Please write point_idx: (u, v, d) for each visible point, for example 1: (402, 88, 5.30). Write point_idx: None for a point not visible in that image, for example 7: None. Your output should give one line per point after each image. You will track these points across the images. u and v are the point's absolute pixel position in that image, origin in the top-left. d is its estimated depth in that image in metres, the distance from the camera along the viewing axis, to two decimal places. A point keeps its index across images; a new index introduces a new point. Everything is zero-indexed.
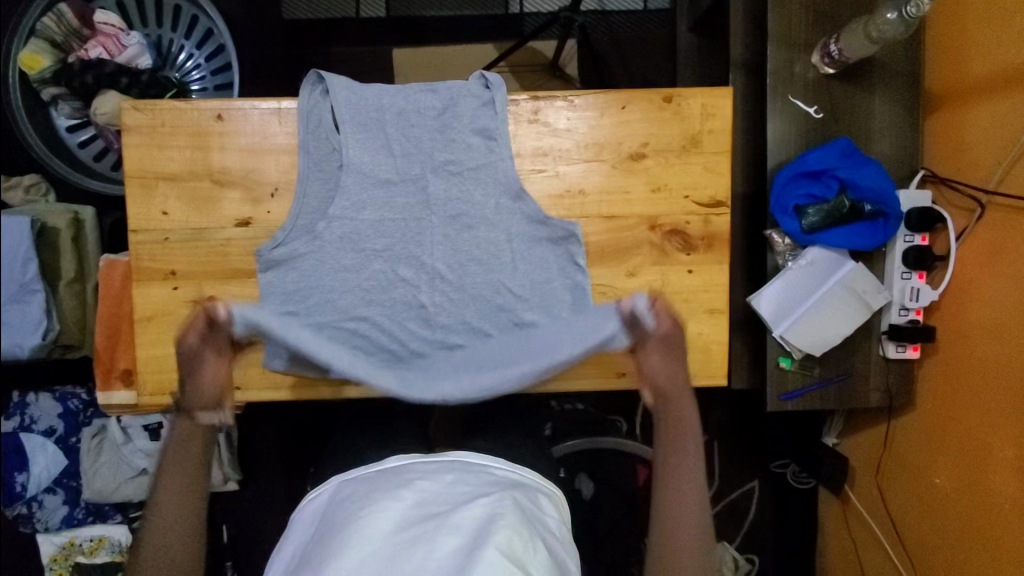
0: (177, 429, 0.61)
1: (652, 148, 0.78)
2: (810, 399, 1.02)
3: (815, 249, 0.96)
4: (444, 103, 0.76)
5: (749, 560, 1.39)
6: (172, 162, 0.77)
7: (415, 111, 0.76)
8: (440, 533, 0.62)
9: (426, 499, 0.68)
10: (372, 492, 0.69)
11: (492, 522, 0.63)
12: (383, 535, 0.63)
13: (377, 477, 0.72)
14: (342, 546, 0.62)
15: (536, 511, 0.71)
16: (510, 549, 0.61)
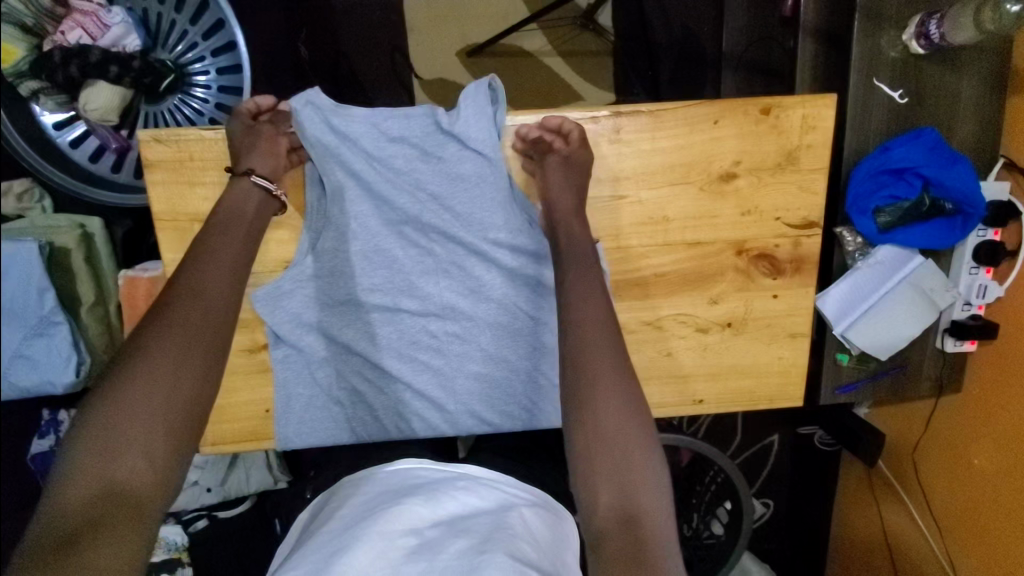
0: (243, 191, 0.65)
1: (745, 166, 0.70)
2: (863, 391, 1.02)
3: (887, 247, 0.92)
4: (467, 161, 0.70)
5: (765, 504, 1.55)
6: (207, 202, 0.68)
7: (438, 166, 0.70)
8: (448, 537, 0.59)
9: (435, 500, 0.64)
10: (387, 494, 0.65)
11: (501, 527, 0.61)
12: (394, 534, 0.59)
13: (387, 478, 0.69)
14: (354, 544, 0.58)
15: (549, 530, 0.66)
16: (523, 556, 0.57)
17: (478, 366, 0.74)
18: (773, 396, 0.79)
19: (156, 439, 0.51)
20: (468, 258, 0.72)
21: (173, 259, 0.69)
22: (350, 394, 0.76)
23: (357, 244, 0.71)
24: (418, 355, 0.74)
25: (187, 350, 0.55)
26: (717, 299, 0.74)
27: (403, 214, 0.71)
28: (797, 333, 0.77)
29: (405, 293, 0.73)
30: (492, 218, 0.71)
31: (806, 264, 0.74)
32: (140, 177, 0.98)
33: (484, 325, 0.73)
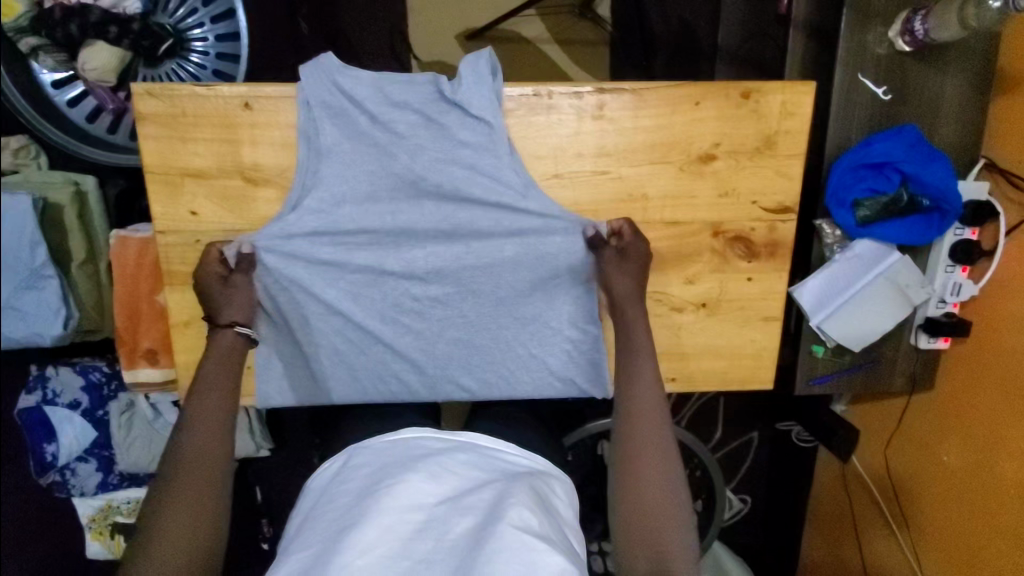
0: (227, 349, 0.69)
1: (724, 148, 0.72)
2: (837, 383, 1.04)
3: (865, 241, 0.93)
4: (450, 122, 0.69)
5: (743, 500, 1.56)
6: (198, 157, 0.69)
7: (424, 127, 0.69)
8: (454, 515, 0.62)
9: (438, 475, 0.66)
10: (392, 466, 0.67)
11: (504, 498, 0.63)
12: (400, 508, 0.61)
13: (390, 450, 0.70)
14: (364, 517, 0.60)
15: (549, 495, 0.68)
16: (526, 525, 0.60)
17: (459, 331, 0.76)
18: (744, 378, 0.80)
19: (197, 532, 0.56)
20: (455, 225, 0.72)
21: (161, 212, 0.70)
22: (329, 354, 0.76)
23: (345, 206, 0.70)
24: (401, 319, 0.75)
25: (210, 452, 0.61)
26: (693, 279, 0.76)
27: (393, 176, 0.71)
28: (769, 317, 0.79)
29: (392, 256, 0.73)
30: (475, 186, 0.71)
31: (781, 249, 0.76)
32: (134, 140, 0.99)
33: (467, 292, 0.75)
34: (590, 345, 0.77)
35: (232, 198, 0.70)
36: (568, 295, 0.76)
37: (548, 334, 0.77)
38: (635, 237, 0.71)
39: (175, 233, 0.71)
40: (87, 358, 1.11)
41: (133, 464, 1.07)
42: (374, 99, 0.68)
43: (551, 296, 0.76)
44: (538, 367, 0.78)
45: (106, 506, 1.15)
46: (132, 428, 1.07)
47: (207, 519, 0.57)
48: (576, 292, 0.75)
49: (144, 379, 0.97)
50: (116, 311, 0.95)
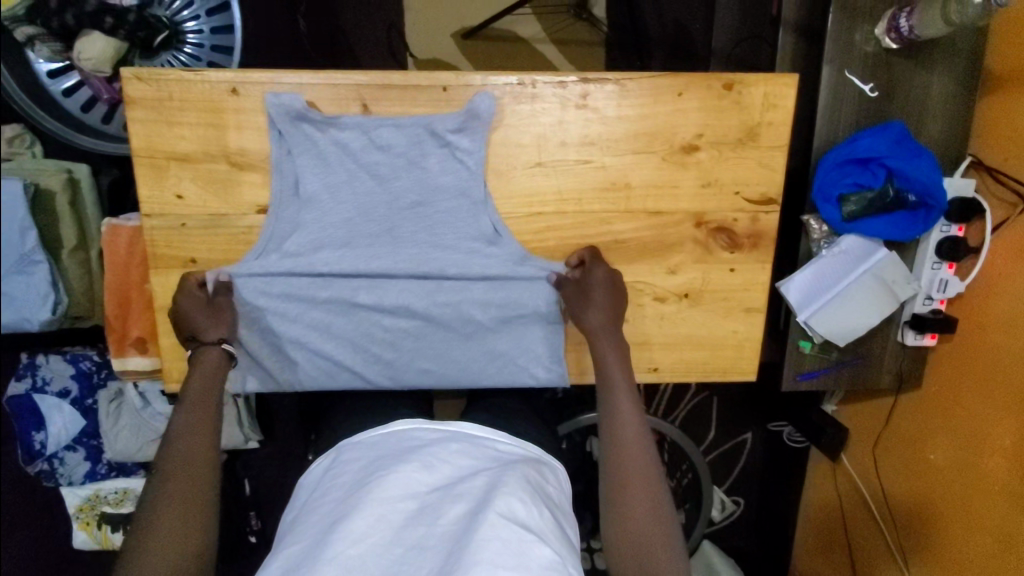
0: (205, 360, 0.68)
1: (707, 139, 0.72)
2: (824, 379, 1.04)
3: (851, 237, 0.94)
4: (416, 154, 0.71)
5: (735, 501, 1.55)
6: (184, 141, 0.69)
7: (394, 160, 0.71)
8: (446, 501, 0.62)
9: (430, 464, 0.67)
10: (383, 459, 0.68)
11: (496, 485, 0.63)
12: (393, 497, 0.62)
13: (381, 443, 0.71)
14: (355, 508, 0.61)
15: (542, 483, 0.68)
16: (515, 508, 0.60)
17: (429, 363, 0.77)
18: (726, 369, 0.81)
19: (193, 535, 0.57)
20: (424, 258, 0.73)
21: (147, 196, 0.70)
22: (305, 381, 0.77)
23: (319, 237, 0.72)
24: (372, 349, 0.76)
25: (202, 455, 0.61)
26: (675, 269, 0.77)
27: (365, 210, 0.72)
28: (752, 308, 0.79)
29: (363, 288, 0.73)
30: (442, 217, 0.73)
31: (763, 240, 0.76)
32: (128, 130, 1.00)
33: (437, 330, 0.75)
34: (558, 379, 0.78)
35: (218, 183, 0.71)
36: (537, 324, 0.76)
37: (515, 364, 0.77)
38: (598, 266, 0.72)
39: (161, 217, 0.71)
40: (77, 346, 1.12)
41: (120, 452, 1.08)
42: (349, 135, 0.70)
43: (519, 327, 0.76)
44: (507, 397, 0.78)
45: (93, 496, 1.15)
46: (120, 417, 1.08)
47: (200, 517, 0.58)
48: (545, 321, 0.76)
49: (132, 367, 0.98)
50: (108, 299, 0.96)
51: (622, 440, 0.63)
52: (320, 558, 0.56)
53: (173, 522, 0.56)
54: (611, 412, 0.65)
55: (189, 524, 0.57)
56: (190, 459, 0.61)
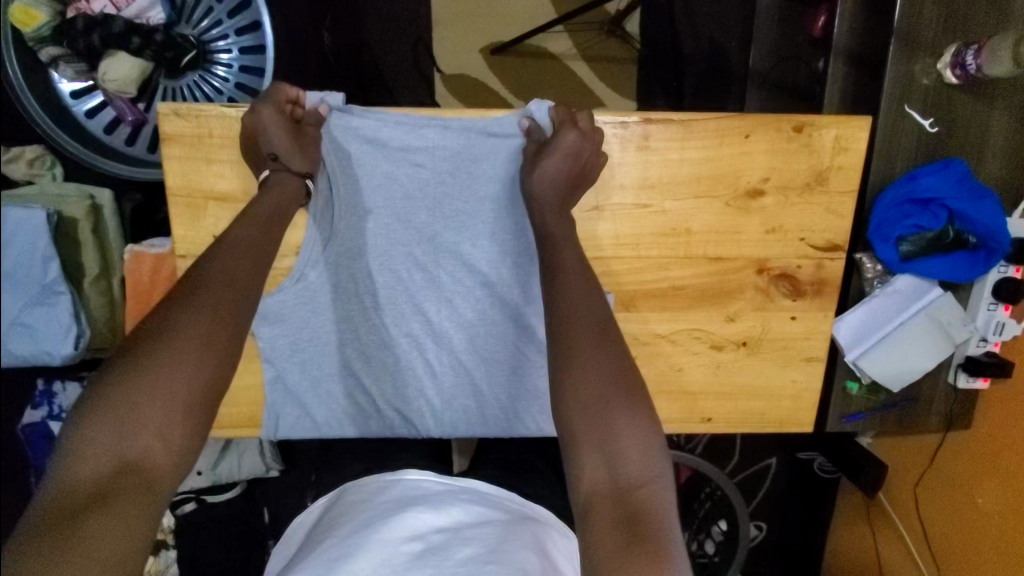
0: (280, 187, 0.63)
1: (773, 183, 0.69)
2: (870, 420, 1.01)
3: (906, 277, 0.90)
4: (464, 166, 0.66)
5: (757, 527, 1.53)
6: (223, 180, 0.65)
7: (442, 175, 0.67)
8: (454, 544, 0.58)
9: (438, 507, 0.62)
10: (392, 500, 0.64)
11: (509, 540, 0.59)
12: (395, 541, 0.58)
13: (390, 484, 0.67)
14: (358, 547, 0.57)
15: (552, 547, 0.63)
16: (528, 570, 0.56)
17: (472, 395, 0.73)
18: (782, 419, 0.77)
19: (149, 437, 0.46)
20: (469, 281, 0.70)
21: (183, 236, 0.66)
22: (341, 417, 0.74)
23: (366, 262, 0.69)
24: (410, 380, 0.72)
25: (203, 343, 0.50)
26: (735, 316, 0.73)
27: (408, 229, 0.68)
28: (812, 357, 0.75)
29: (406, 316, 0.71)
30: (488, 239, 0.69)
31: (827, 288, 0.73)
32: (152, 152, 0.95)
33: (477, 360, 0.72)
34: None
35: None
36: None
37: None
38: (569, 128, 0.63)
39: (197, 258, 0.67)
40: (96, 372, 1.07)
41: None
42: (398, 150, 0.66)
43: None
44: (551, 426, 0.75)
45: None
46: None
47: (169, 419, 0.47)
48: None
49: None
50: (130, 325, 0.91)
51: (590, 374, 0.50)
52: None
53: (170, 392, 0.48)
54: (573, 351, 0.51)
55: (193, 400, 0.49)
56: (214, 314, 0.52)
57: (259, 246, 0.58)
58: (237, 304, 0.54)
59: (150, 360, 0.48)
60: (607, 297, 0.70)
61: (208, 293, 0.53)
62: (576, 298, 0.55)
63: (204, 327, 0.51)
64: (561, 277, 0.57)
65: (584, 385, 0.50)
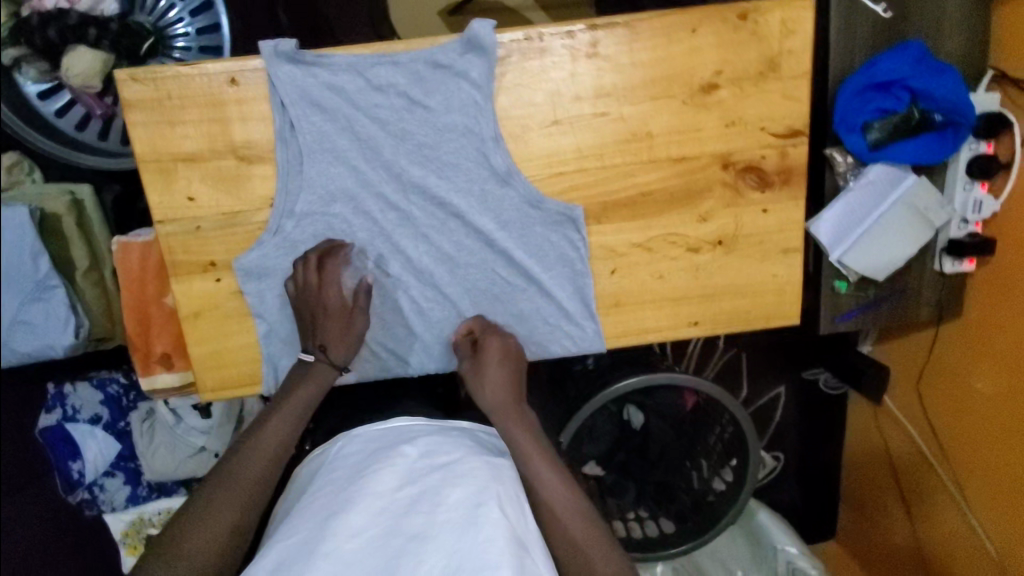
0: (320, 370, 0.70)
1: (726, 76, 0.69)
2: (863, 318, 1.02)
3: (878, 166, 0.91)
4: (421, 96, 0.67)
5: (777, 458, 1.49)
6: (189, 141, 0.66)
7: (400, 109, 0.67)
8: (445, 484, 0.59)
9: (431, 451, 0.64)
10: (385, 449, 0.64)
11: (497, 484, 0.60)
12: (388, 489, 0.59)
13: (383, 433, 0.67)
14: (355, 498, 0.58)
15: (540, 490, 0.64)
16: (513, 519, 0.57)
17: (461, 328, 0.75)
18: (768, 314, 0.78)
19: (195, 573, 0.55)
20: (442, 215, 0.71)
21: (158, 202, 0.68)
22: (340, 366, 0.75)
23: (339, 208, 0.69)
24: (398, 321, 0.74)
25: (251, 489, 0.61)
26: (707, 216, 0.74)
27: (375, 169, 0.69)
28: (789, 249, 0.76)
29: (386, 257, 0.72)
30: (455, 169, 0.69)
31: (794, 176, 0.74)
32: (121, 145, 0.98)
33: (460, 292, 0.74)
34: (582, 316, 0.76)
35: (228, 180, 0.68)
36: (563, 273, 0.74)
37: (545, 317, 0.76)
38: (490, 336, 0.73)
39: (175, 222, 0.68)
40: (102, 371, 1.11)
41: (159, 470, 1.07)
42: (352, 88, 0.66)
43: (555, 278, 0.74)
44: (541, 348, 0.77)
45: (138, 519, 1.14)
46: (155, 435, 1.07)
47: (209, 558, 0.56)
48: (571, 271, 0.74)
49: (161, 385, 0.98)
50: (127, 316, 0.95)
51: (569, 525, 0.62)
52: (318, 549, 0.55)
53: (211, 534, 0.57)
54: (549, 502, 0.63)
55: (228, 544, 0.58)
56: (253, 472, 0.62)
57: (299, 417, 0.67)
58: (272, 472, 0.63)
59: (202, 515, 0.58)
60: (575, 211, 0.71)
61: (260, 455, 0.63)
62: (539, 476, 0.65)
63: (248, 484, 0.61)
64: (531, 465, 0.65)
65: (568, 535, 0.62)
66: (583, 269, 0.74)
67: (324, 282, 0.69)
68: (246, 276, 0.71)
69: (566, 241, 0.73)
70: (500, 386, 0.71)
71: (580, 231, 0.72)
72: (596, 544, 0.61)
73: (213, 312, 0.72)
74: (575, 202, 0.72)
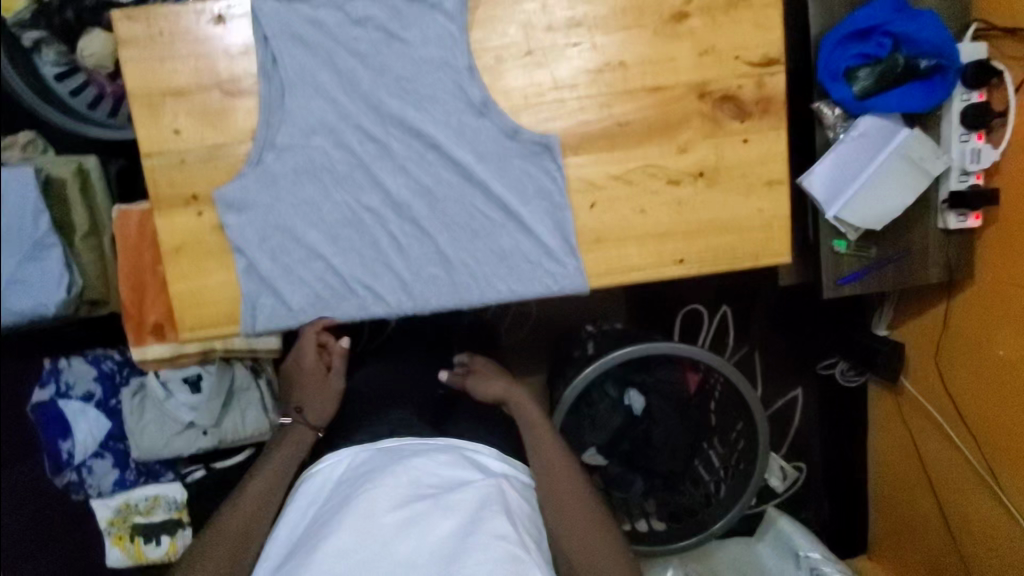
0: (293, 433, 0.80)
1: (696, 6, 0.71)
2: (868, 281, 0.98)
3: (868, 118, 0.90)
4: (398, 29, 0.69)
5: (797, 468, 1.41)
6: (178, 75, 0.70)
7: (379, 43, 0.70)
8: (435, 514, 0.61)
9: (421, 478, 0.65)
10: (372, 470, 0.65)
11: (487, 506, 0.63)
12: (380, 511, 0.61)
13: (371, 451, 0.68)
14: (343, 517, 0.61)
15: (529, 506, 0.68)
16: (506, 540, 0.60)
17: (441, 264, 0.74)
18: (757, 253, 0.75)
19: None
20: (420, 148, 0.72)
21: (145, 134, 0.70)
22: (319, 307, 0.74)
23: (318, 140, 0.71)
24: (376, 257, 0.73)
25: (252, 522, 0.72)
26: (686, 147, 0.73)
27: (354, 102, 0.70)
28: (773, 181, 0.75)
29: (364, 190, 0.72)
30: (432, 100, 0.71)
31: (773, 105, 0.73)
32: (116, 117, 1.04)
33: (438, 226, 0.73)
34: (564, 253, 0.74)
35: (213, 113, 0.71)
36: (543, 208, 0.73)
37: (527, 254, 0.74)
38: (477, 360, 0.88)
39: (160, 155, 0.71)
40: (99, 348, 1.11)
41: (148, 448, 1.05)
42: (332, 23, 0.69)
43: (534, 212, 0.73)
44: (523, 289, 0.74)
45: (124, 505, 1.11)
46: (145, 411, 1.05)
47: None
48: (550, 204, 0.73)
49: (152, 357, 0.97)
50: (122, 282, 0.96)
51: (574, 505, 0.72)
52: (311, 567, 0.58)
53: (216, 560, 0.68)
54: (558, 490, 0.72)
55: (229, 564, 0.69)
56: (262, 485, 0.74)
57: (283, 479, 0.76)
58: (269, 495, 0.74)
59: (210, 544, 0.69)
60: (551, 139, 0.71)
61: (262, 482, 0.75)
62: (556, 464, 0.75)
63: (248, 512, 0.72)
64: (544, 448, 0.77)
65: (568, 513, 0.71)
66: (562, 202, 0.73)
67: (308, 353, 0.84)
68: (226, 209, 0.71)
69: (545, 173, 0.73)
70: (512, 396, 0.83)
71: (557, 161, 0.72)
72: (591, 523, 0.71)
73: (193, 248, 0.73)
74: (552, 132, 0.72)
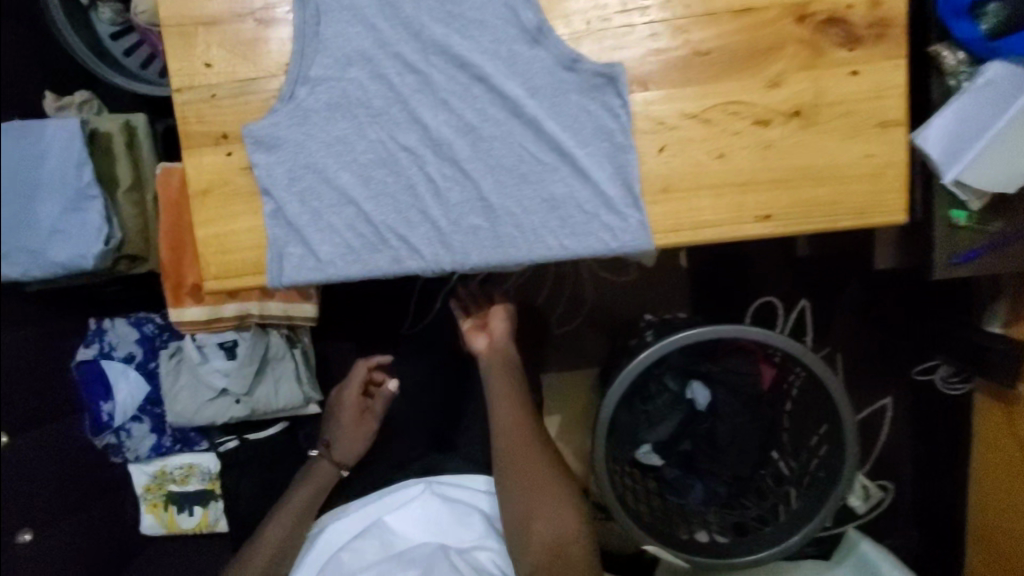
0: (327, 459, 0.98)
1: None
2: (989, 262, 0.82)
3: (998, 62, 0.75)
4: None
5: (883, 488, 1.22)
6: (211, 3, 0.66)
7: None
8: (399, 566, 0.83)
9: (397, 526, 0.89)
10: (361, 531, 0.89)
11: (440, 551, 0.85)
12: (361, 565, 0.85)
13: (364, 511, 0.92)
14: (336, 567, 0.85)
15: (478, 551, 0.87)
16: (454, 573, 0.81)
17: (483, 212, 0.66)
18: (867, 206, 0.64)
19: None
20: (465, 80, 0.65)
21: (177, 67, 0.66)
22: (348, 258, 0.67)
23: (355, 72, 0.65)
24: (410, 202, 0.66)
25: (296, 521, 0.90)
26: (779, 80, 0.64)
27: (396, 30, 0.65)
28: (886, 122, 0.64)
29: (402, 128, 0.66)
30: (479, 27, 0.64)
31: (893, 30, 0.63)
32: (164, 76, 1.01)
33: (482, 168, 0.65)
34: (626, 202, 0.65)
35: (245, 44, 0.66)
36: (602, 150, 0.65)
37: (582, 202, 0.65)
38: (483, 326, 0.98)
39: (189, 89, 0.66)
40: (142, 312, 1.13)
41: (179, 414, 1.01)
42: None
43: (592, 153, 0.65)
44: (578, 244, 0.65)
45: (160, 472, 1.10)
46: (179, 377, 1.02)
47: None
48: (612, 145, 0.64)
49: (187, 319, 0.92)
50: (162, 242, 0.92)
51: (530, 465, 0.85)
52: None
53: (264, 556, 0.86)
54: (519, 454, 0.86)
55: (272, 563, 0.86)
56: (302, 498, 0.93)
57: (320, 488, 0.95)
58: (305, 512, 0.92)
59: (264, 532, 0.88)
60: (616, 67, 0.63)
61: (305, 490, 0.94)
62: (511, 428, 0.89)
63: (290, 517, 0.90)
64: (505, 409, 0.90)
65: (519, 472, 0.85)
66: (625, 142, 0.64)
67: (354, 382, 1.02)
68: (254, 147, 0.66)
69: (606, 108, 0.64)
70: (503, 360, 0.95)
71: (622, 94, 0.64)
72: (548, 484, 0.84)
73: (221, 191, 0.68)
74: (618, 61, 0.64)
